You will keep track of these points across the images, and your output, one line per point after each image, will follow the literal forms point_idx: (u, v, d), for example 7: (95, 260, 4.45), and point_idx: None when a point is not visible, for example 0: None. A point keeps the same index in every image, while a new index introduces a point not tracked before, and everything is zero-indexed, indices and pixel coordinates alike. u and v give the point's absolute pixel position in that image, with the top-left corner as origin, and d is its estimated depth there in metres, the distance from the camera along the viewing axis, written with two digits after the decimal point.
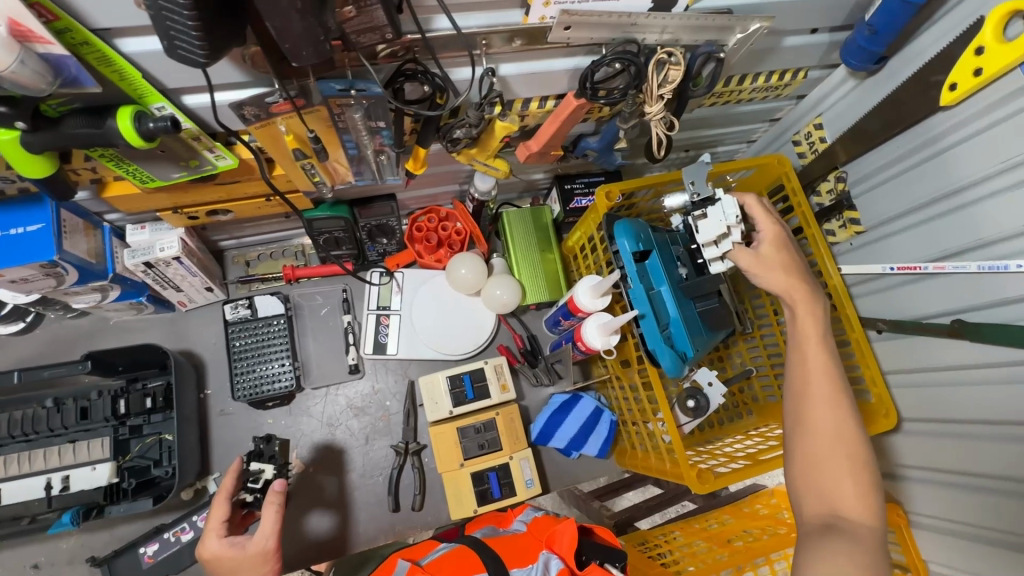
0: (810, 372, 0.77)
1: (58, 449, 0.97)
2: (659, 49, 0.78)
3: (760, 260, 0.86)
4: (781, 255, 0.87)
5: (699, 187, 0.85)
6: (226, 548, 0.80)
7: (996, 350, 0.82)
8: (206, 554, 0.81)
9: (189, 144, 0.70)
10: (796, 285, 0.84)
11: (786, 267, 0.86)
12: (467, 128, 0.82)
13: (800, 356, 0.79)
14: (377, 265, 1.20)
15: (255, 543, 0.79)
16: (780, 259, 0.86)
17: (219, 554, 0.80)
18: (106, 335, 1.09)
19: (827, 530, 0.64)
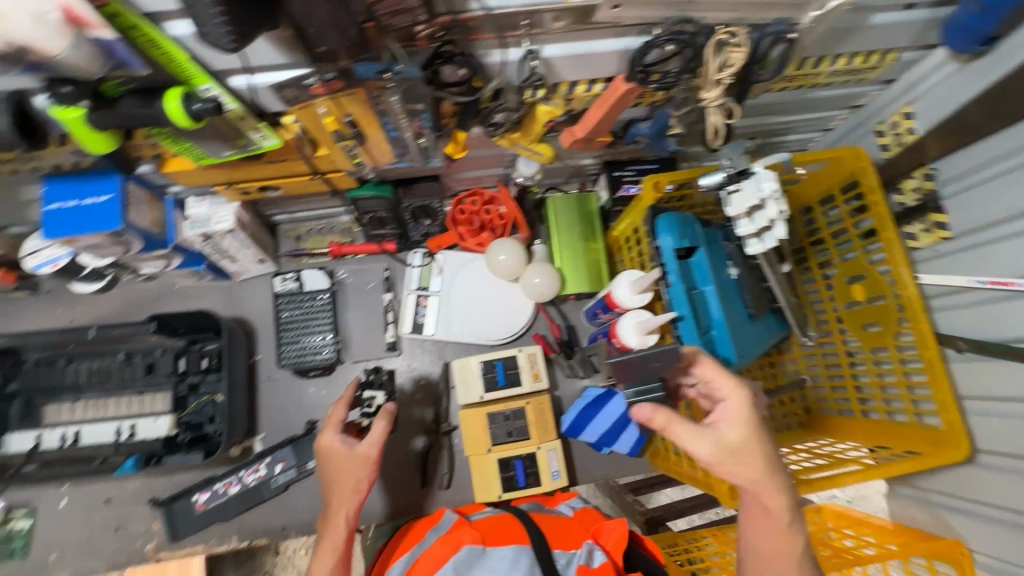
0: (785, 555, 0.69)
1: (128, 399, 1.07)
2: (719, 29, 0.72)
3: (727, 448, 0.70)
4: (747, 444, 0.71)
5: (734, 159, 0.84)
6: (336, 444, 0.94)
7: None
8: (326, 446, 0.94)
9: (234, 124, 0.72)
10: (752, 454, 0.70)
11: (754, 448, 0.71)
12: (507, 112, 0.79)
13: (755, 513, 0.70)
14: (419, 245, 1.22)
15: (364, 447, 0.93)
16: (749, 449, 0.70)
17: (330, 449, 0.94)
18: (171, 298, 1.17)
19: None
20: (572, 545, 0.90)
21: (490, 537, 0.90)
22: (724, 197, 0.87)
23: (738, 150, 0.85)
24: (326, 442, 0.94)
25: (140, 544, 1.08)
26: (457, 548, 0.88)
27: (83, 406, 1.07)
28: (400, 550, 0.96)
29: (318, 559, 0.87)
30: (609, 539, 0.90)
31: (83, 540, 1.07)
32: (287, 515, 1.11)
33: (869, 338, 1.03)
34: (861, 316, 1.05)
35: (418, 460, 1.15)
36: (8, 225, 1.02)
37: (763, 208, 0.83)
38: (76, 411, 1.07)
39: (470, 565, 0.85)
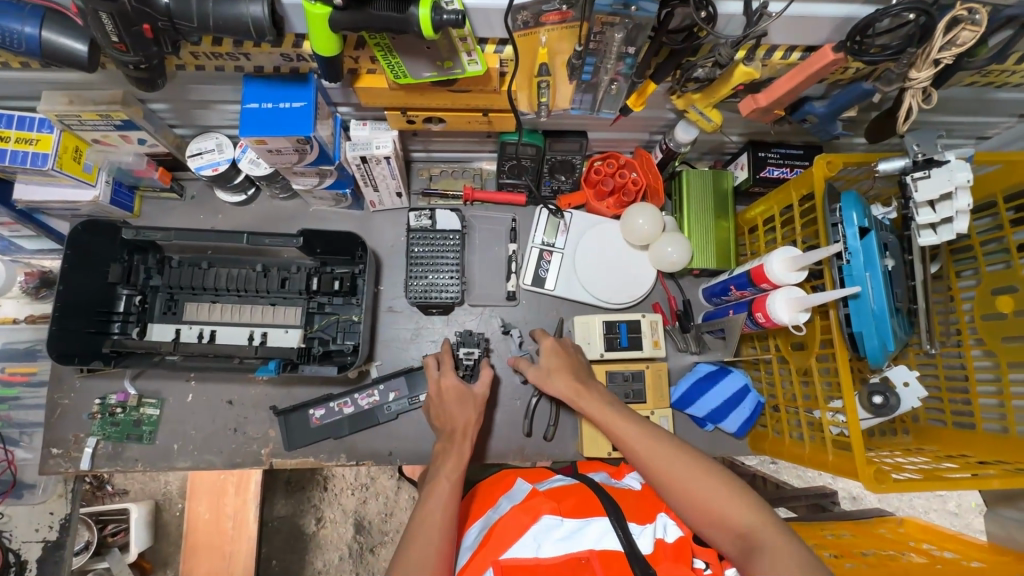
0: (654, 462, 0.77)
1: (262, 309, 1.11)
2: (958, 5, 0.70)
3: (542, 372, 1.00)
4: (559, 362, 0.99)
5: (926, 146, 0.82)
6: (455, 382, 1.03)
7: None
8: (447, 382, 1.02)
9: (453, 44, 0.74)
10: (562, 373, 0.97)
11: (562, 368, 0.98)
12: (710, 67, 0.79)
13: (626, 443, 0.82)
14: (548, 201, 1.23)
15: (480, 387, 1.03)
16: (559, 366, 0.99)
17: (451, 385, 1.02)
18: (306, 219, 1.21)
19: (749, 551, 0.66)
20: (648, 516, 0.88)
21: (567, 507, 0.88)
22: (906, 183, 0.85)
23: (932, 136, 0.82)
24: (444, 380, 1.03)
25: (255, 448, 1.13)
26: (537, 517, 0.85)
27: (221, 308, 1.11)
28: (474, 515, 0.97)
29: (443, 469, 0.88)
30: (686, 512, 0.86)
31: (204, 436, 1.12)
32: (393, 442, 1.14)
33: (1011, 352, 1.01)
34: (1005, 328, 1.02)
35: (524, 409, 1.16)
36: (176, 125, 1.05)
37: (951, 198, 0.81)
38: (213, 312, 1.10)
39: (549, 534, 0.83)
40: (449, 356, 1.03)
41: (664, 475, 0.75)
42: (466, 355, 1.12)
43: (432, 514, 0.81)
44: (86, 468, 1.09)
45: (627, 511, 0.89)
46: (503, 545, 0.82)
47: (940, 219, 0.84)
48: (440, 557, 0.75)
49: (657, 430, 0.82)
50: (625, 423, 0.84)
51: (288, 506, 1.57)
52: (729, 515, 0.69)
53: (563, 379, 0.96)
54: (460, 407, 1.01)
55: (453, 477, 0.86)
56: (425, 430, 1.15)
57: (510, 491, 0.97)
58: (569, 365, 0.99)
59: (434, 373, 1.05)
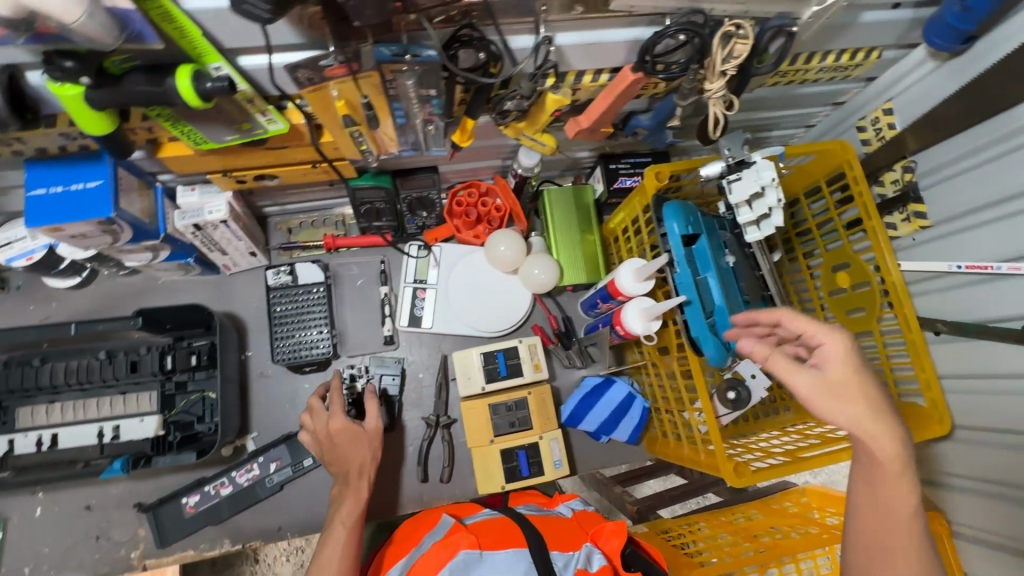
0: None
1: (110, 399, 1.01)
2: (726, 22, 0.74)
3: (829, 383, 0.64)
4: (862, 384, 0.63)
5: (735, 148, 0.87)
6: (346, 421, 0.97)
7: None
8: (336, 425, 0.96)
9: (243, 107, 0.70)
10: (880, 436, 0.62)
11: (868, 398, 0.63)
12: (518, 99, 0.80)
13: (881, 544, 0.63)
14: (415, 238, 1.20)
15: (373, 424, 0.98)
16: (863, 389, 0.63)
17: (341, 426, 0.96)
18: (155, 293, 1.13)
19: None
20: (571, 547, 0.90)
21: (489, 540, 0.88)
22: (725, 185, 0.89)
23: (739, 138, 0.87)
24: (334, 422, 0.96)
25: (124, 553, 1.03)
26: (454, 552, 0.84)
27: (61, 408, 1.00)
28: (395, 555, 0.94)
29: (342, 510, 0.90)
30: (608, 540, 0.89)
31: (65, 548, 1.02)
32: (283, 515, 1.08)
33: (854, 323, 1.08)
34: (847, 303, 1.08)
35: (417, 455, 1.13)
36: None
37: (763, 196, 0.86)
38: (52, 414, 1.00)
39: (468, 570, 0.82)
40: (337, 396, 0.97)
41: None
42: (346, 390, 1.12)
43: (332, 549, 0.86)
44: None
45: (552, 543, 0.90)
46: None
47: (760, 216, 0.88)
48: None
49: (927, 555, 0.61)
50: (906, 528, 0.62)
51: None
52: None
53: (889, 431, 0.62)
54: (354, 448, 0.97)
55: (350, 519, 0.89)
56: (316, 496, 1.09)
57: (435, 526, 0.94)
58: (878, 402, 0.62)
59: (319, 417, 0.98)
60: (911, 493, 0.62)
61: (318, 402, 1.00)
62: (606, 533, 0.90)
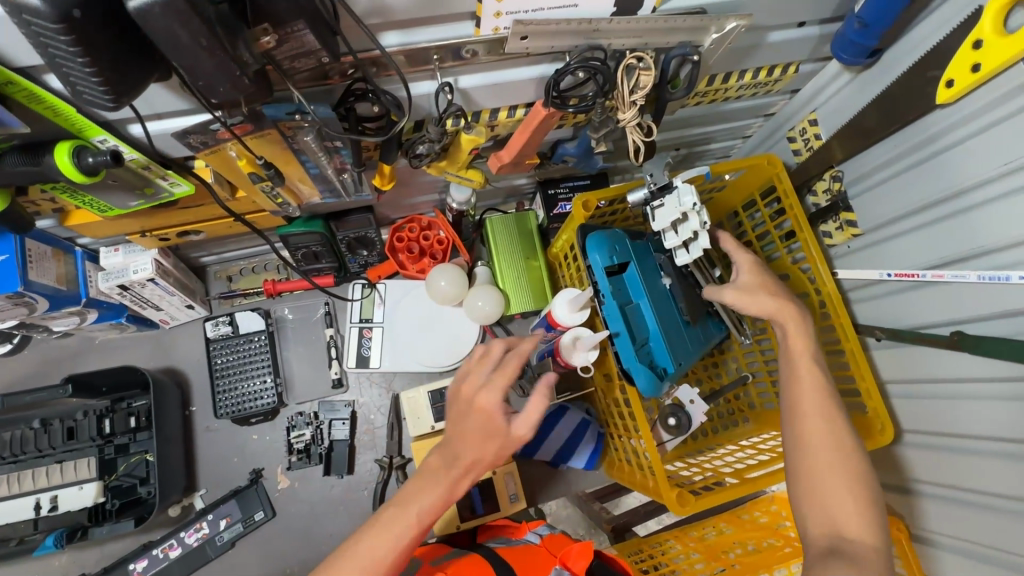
0: (816, 433, 0.73)
1: (46, 470, 0.98)
2: (627, 55, 0.74)
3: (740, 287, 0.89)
4: (764, 278, 0.88)
5: (656, 173, 0.87)
6: (491, 399, 0.65)
7: (971, 362, 0.82)
8: (486, 406, 0.65)
9: (139, 173, 0.69)
10: (788, 311, 0.83)
11: (767, 287, 0.87)
12: (430, 143, 0.79)
13: (794, 394, 0.77)
14: (359, 277, 1.18)
15: (525, 431, 0.65)
16: (763, 279, 0.87)
17: (481, 409, 0.65)
18: (92, 354, 1.10)
19: (833, 555, 0.64)
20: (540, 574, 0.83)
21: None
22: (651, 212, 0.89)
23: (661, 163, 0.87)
24: (481, 398, 0.66)
25: None
26: None
27: None
28: None
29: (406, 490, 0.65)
30: (575, 561, 0.81)
31: None
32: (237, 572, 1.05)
33: None
34: None
35: (373, 499, 1.10)
36: None
37: (687, 220, 0.85)
38: None
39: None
40: (511, 373, 0.65)
41: (816, 454, 0.71)
42: (296, 440, 1.10)
43: (373, 530, 0.63)
44: None
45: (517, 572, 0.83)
46: None
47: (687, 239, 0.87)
48: None
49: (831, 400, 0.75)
50: (811, 378, 0.78)
51: None
52: (840, 518, 0.67)
53: (794, 314, 0.83)
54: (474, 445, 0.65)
55: (418, 504, 0.63)
56: (270, 549, 1.07)
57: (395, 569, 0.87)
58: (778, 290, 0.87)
59: (477, 376, 0.68)
60: (812, 356, 0.79)
61: (482, 363, 0.70)
62: (573, 554, 0.82)
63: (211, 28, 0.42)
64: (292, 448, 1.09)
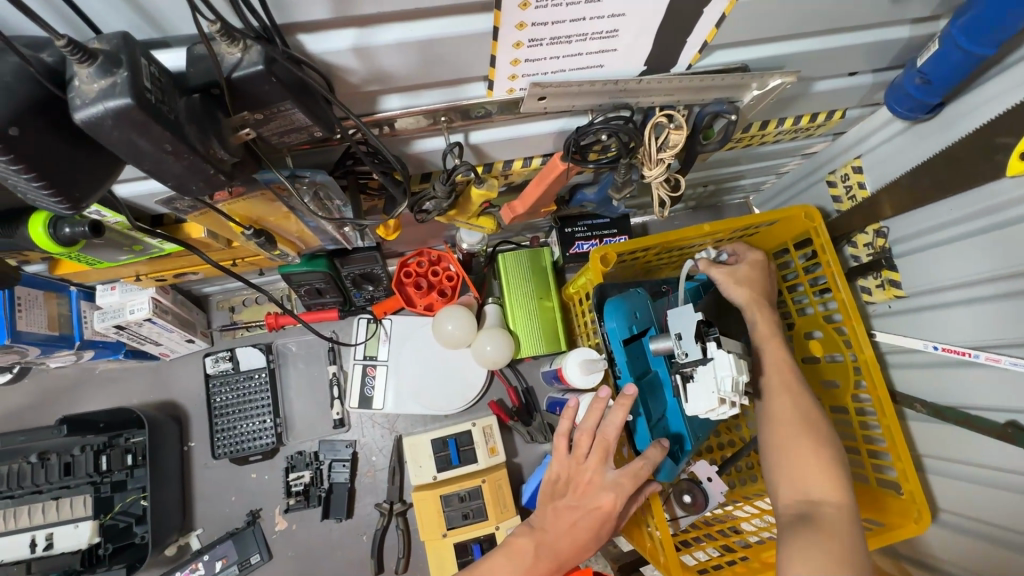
0: (785, 413, 0.71)
1: (42, 507, 0.97)
2: (657, 112, 0.66)
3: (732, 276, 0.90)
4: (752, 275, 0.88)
5: (684, 343, 0.73)
6: (610, 502, 0.70)
7: (1016, 455, 0.74)
8: (608, 507, 0.69)
9: (126, 234, 0.64)
10: (760, 305, 0.85)
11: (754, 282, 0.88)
12: (436, 200, 0.73)
13: (766, 379, 0.76)
14: (364, 311, 1.14)
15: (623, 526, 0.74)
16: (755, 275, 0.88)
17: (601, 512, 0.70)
18: (93, 384, 1.08)
19: (802, 520, 0.59)
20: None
21: None
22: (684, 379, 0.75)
23: (691, 330, 0.72)
24: (605, 499, 0.70)
25: None
26: None
27: None
28: None
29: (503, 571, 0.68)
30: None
31: None
32: None
33: (828, 395, 1.00)
34: (819, 371, 1.02)
35: (371, 545, 1.07)
36: None
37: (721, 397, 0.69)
38: None
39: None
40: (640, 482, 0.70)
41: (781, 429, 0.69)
42: (294, 482, 1.07)
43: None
44: None
45: None
46: None
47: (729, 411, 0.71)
48: None
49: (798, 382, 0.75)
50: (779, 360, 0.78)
51: None
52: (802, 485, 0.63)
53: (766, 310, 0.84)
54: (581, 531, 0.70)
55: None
56: None
57: None
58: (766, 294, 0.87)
59: (598, 465, 0.72)
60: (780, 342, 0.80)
61: (601, 455, 0.72)
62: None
63: (177, 132, 0.36)
64: (290, 490, 1.06)
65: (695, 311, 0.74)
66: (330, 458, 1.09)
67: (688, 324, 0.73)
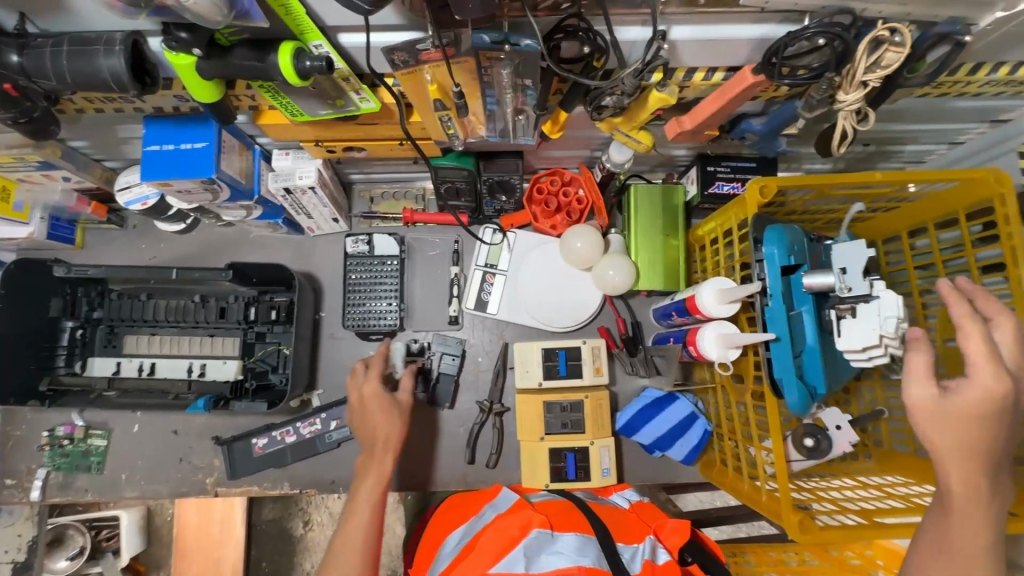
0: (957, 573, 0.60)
1: (200, 340, 1.11)
2: (880, 24, 0.62)
3: (940, 412, 0.61)
4: (964, 407, 0.60)
5: (851, 278, 0.72)
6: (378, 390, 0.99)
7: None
8: (366, 392, 0.98)
9: (338, 84, 0.70)
10: (966, 432, 0.60)
11: (983, 414, 0.59)
12: (619, 95, 0.73)
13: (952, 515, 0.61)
14: (491, 221, 1.18)
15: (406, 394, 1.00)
16: (976, 414, 0.59)
17: (371, 395, 0.98)
18: (246, 246, 1.20)
19: None
20: (635, 539, 0.90)
21: (558, 522, 0.90)
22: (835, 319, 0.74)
23: (860, 264, 0.71)
24: (365, 389, 0.99)
25: (201, 477, 1.15)
26: (527, 530, 0.85)
27: (160, 341, 1.11)
28: (453, 522, 0.97)
29: (363, 487, 0.88)
30: (670, 536, 0.90)
31: (151, 464, 1.15)
32: (337, 470, 1.14)
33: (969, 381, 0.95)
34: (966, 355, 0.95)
35: (467, 436, 1.15)
36: (104, 159, 1.03)
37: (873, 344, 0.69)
38: (153, 345, 1.11)
39: (541, 548, 0.82)
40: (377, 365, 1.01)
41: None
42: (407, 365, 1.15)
43: (345, 553, 0.80)
44: (38, 498, 1.13)
45: (615, 531, 0.91)
46: (488, 558, 0.82)
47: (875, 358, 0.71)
48: (363, 537, 0.82)
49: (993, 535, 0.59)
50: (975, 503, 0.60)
51: (277, 510, 1.43)
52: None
53: (977, 431, 0.60)
54: (385, 415, 0.96)
55: (373, 499, 0.87)
56: None
57: (495, 501, 0.98)
58: (996, 410, 0.59)
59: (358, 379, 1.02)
60: (976, 470, 0.60)
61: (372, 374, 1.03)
62: (668, 529, 0.92)
63: None
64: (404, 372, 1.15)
65: (867, 247, 0.71)
66: (441, 350, 1.15)
67: (856, 259, 0.72)
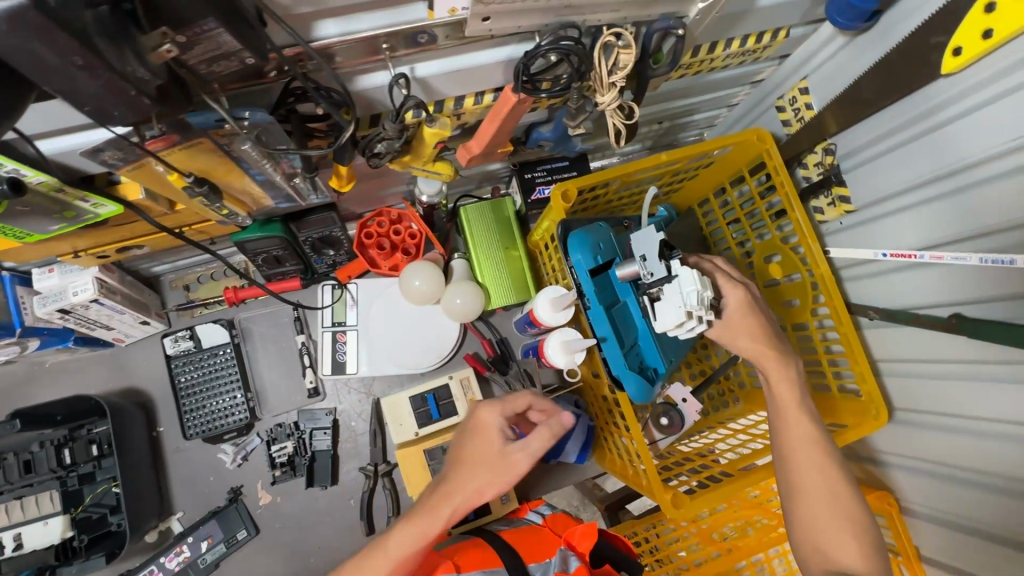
0: (801, 434, 0.72)
1: (3, 509, 0.90)
2: (605, 31, 0.65)
3: (726, 329, 0.79)
4: (748, 317, 0.79)
5: (650, 264, 0.74)
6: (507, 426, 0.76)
7: (1001, 346, 0.73)
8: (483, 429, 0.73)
9: (54, 197, 0.60)
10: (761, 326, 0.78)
11: (754, 325, 0.79)
12: (388, 141, 0.70)
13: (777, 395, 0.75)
14: (327, 277, 1.11)
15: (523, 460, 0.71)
16: (746, 320, 0.79)
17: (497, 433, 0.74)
18: (44, 378, 1.03)
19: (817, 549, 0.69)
20: (546, 555, 0.88)
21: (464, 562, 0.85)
22: (650, 304, 0.78)
23: (655, 250, 0.73)
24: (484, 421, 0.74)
25: None
26: None
27: None
28: None
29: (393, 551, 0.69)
30: (581, 541, 0.88)
31: None
32: None
33: (788, 315, 1.05)
34: (781, 292, 1.05)
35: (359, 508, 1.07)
36: None
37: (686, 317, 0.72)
38: None
39: None
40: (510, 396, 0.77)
41: (802, 461, 0.70)
42: (277, 453, 1.05)
43: None
44: None
45: (524, 553, 0.89)
46: None
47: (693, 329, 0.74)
48: None
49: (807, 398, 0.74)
50: (786, 379, 0.75)
51: None
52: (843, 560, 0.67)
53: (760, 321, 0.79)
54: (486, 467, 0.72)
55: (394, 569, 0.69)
56: (253, 566, 1.04)
57: None
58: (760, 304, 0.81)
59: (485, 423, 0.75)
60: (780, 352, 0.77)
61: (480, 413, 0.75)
62: (578, 534, 0.90)
63: None
64: (274, 463, 1.05)
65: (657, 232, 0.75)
66: (305, 426, 1.07)
67: (650, 244, 0.74)
